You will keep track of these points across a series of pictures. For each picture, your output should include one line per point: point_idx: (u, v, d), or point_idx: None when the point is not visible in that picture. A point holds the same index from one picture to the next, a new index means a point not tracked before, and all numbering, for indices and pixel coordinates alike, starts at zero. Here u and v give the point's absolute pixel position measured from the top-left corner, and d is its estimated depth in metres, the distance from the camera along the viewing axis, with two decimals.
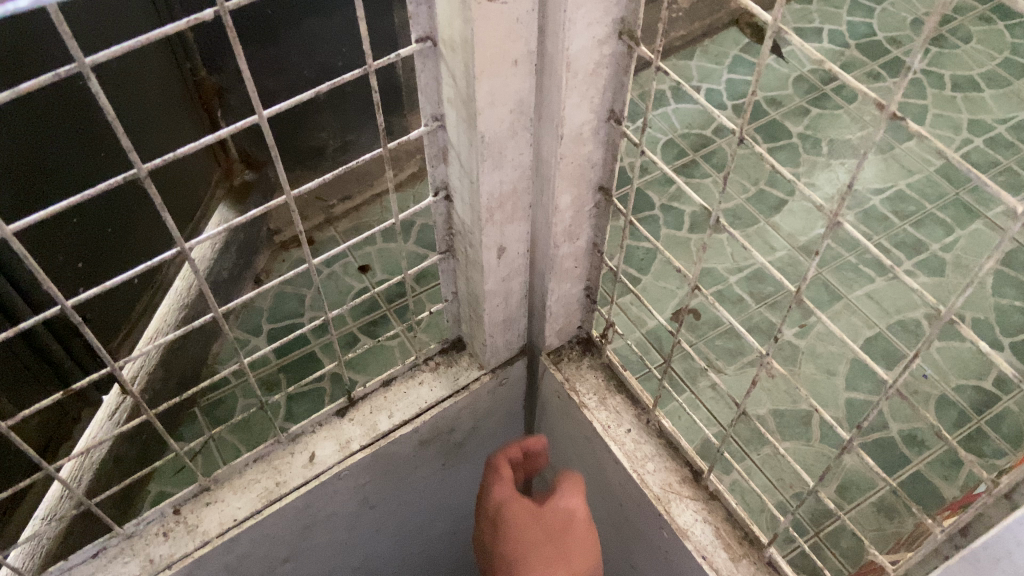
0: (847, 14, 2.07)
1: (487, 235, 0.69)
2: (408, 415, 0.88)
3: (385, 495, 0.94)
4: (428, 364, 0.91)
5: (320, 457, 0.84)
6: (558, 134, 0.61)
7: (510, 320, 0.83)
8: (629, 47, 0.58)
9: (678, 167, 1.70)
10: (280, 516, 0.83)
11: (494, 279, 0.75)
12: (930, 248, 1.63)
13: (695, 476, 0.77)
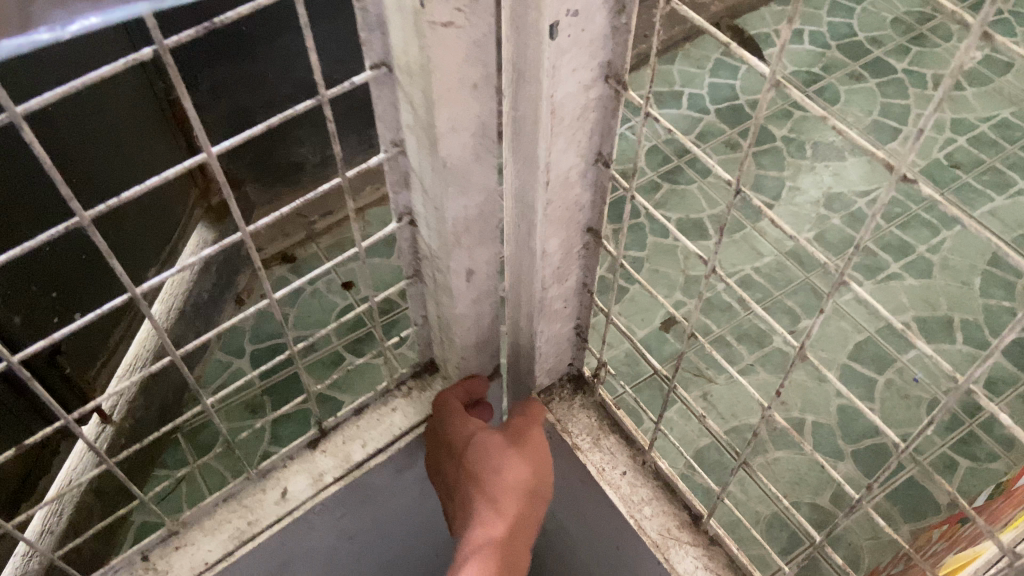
0: (828, 14, 2.06)
1: (454, 260, 0.66)
2: (382, 444, 0.84)
3: (364, 521, 0.92)
4: (401, 391, 0.88)
5: (291, 493, 0.81)
6: (543, 178, 0.55)
7: (486, 341, 0.79)
8: (617, 90, 0.52)
9: (663, 173, 1.69)
10: (253, 554, 0.80)
11: (466, 301, 0.72)
12: (917, 250, 1.62)
13: (694, 519, 0.69)
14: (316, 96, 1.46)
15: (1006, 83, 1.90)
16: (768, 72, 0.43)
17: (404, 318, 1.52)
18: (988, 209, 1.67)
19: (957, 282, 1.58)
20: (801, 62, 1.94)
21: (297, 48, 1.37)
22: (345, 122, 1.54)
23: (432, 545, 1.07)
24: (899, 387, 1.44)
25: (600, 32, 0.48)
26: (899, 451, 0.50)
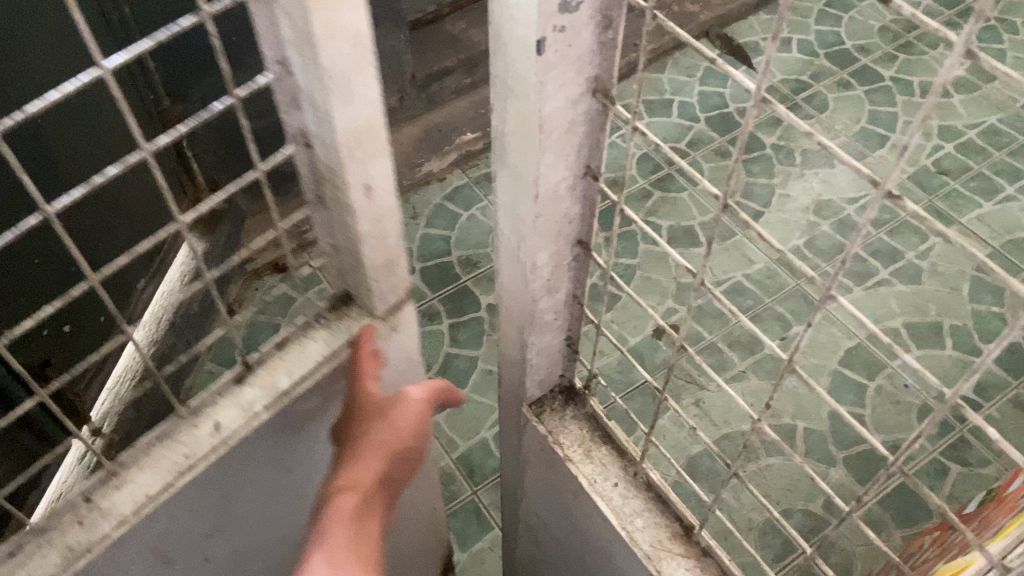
0: (816, 23, 2.07)
1: (349, 174, 0.57)
2: (307, 371, 0.66)
3: (309, 459, 0.74)
4: (320, 321, 0.69)
5: (220, 424, 0.64)
6: (533, 193, 0.54)
7: (398, 265, 0.67)
8: (604, 105, 0.52)
9: (654, 181, 1.69)
10: (193, 492, 0.64)
11: (367, 220, 0.61)
12: (906, 256, 1.63)
13: (686, 531, 0.66)
14: None
15: (993, 89, 1.91)
16: (754, 91, 0.43)
17: None
18: (976, 215, 1.68)
19: (946, 287, 1.59)
20: (790, 70, 1.95)
21: None
22: None
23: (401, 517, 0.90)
24: (890, 393, 1.44)
25: (588, 48, 0.48)
26: (890, 462, 0.48)
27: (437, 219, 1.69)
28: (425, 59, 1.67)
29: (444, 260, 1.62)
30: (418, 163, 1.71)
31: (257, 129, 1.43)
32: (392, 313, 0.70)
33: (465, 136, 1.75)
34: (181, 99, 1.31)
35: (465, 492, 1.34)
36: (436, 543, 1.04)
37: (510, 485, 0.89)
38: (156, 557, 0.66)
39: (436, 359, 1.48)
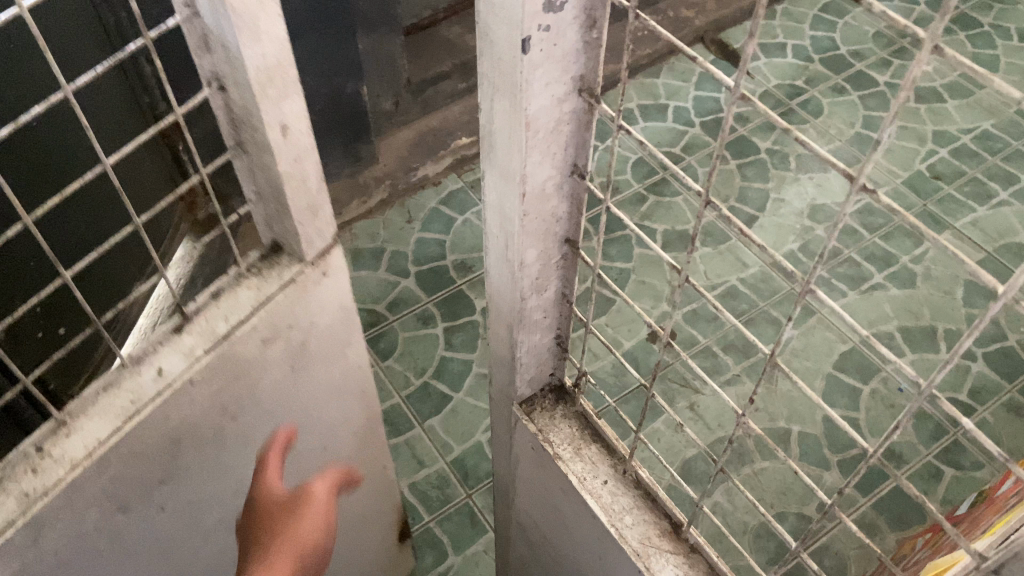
0: (811, 28, 2.08)
1: (264, 112, 0.57)
2: (244, 314, 0.64)
3: (257, 406, 0.70)
4: (250, 271, 0.66)
5: (164, 370, 0.60)
6: (521, 192, 0.55)
7: (322, 208, 0.66)
8: (589, 104, 0.52)
9: (648, 186, 1.70)
10: (141, 442, 0.59)
11: (287, 160, 0.61)
12: (900, 261, 1.63)
13: (675, 528, 0.67)
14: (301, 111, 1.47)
15: (986, 95, 1.92)
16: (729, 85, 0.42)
17: (392, 331, 1.52)
18: (969, 219, 1.69)
19: (939, 291, 1.59)
20: (784, 75, 1.96)
21: None
22: (329, 137, 1.55)
23: (339, 469, 0.87)
24: (884, 396, 1.45)
25: (572, 48, 0.48)
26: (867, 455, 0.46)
27: (432, 223, 1.70)
28: (421, 64, 1.69)
29: (439, 264, 1.62)
30: (413, 168, 1.72)
31: None
32: (322, 258, 0.68)
33: (461, 141, 1.76)
34: (177, 103, 1.32)
35: (459, 496, 1.34)
36: (380, 504, 1.01)
37: (502, 484, 0.89)
38: (110, 505, 0.60)
39: (431, 362, 1.48)
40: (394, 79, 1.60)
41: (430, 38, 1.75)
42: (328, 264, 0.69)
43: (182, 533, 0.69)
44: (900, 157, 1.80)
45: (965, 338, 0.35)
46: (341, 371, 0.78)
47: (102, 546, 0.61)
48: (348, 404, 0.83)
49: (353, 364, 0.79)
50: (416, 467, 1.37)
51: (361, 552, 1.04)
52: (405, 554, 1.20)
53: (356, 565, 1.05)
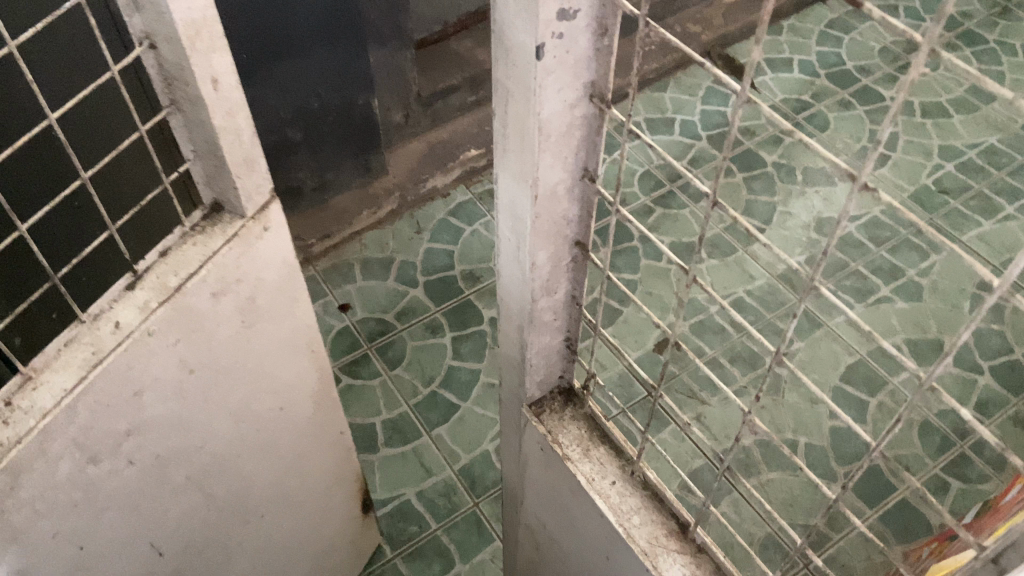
0: (817, 44, 2.10)
1: (196, 66, 0.58)
2: (195, 267, 0.64)
3: (215, 360, 0.70)
4: (195, 229, 0.66)
5: (121, 323, 0.61)
6: (533, 193, 0.56)
7: (259, 162, 0.67)
8: (600, 109, 0.54)
9: (655, 198, 1.71)
10: (105, 393, 0.60)
11: (220, 113, 0.62)
12: (907, 274, 1.64)
13: (682, 528, 0.68)
14: (313, 121, 1.49)
15: (992, 110, 1.94)
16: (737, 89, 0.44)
17: (400, 340, 1.54)
18: (976, 234, 1.69)
19: (946, 304, 1.60)
20: (790, 89, 1.98)
21: (295, 77, 1.41)
22: (340, 148, 1.57)
23: (299, 430, 0.88)
24: (891, 409, 1.45)
25: (585, 55, 0.50)
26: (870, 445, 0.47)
27: (440, 233, 1.71)
28: (431, 77, 1.70)
29: (448, 274, 1.64)
30: (423, 179, 1.74)
31: (264, 143, 1.46)
32: (264, 211, 0.68)
33: (469, 153, 1.78)
34: None
35: (466, 504, 1.35)
36: (346, 469, 1.01)
37: (511, 487, 0.90)
38: (82, 455, 0.60)
39: (438, 372, 1.50)
40: (406, 90, 1.62)
41: (439, 52, 1.77)
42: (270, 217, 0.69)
43: (152, 488, 0.70)
44: (906, 170, 1.81)
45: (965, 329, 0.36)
46: (296, 329, 0.79)
47: (77, 497, 0.61)
48: (306, 363, 0.83)
49: (306, 322, 0.79)
50: (423, 475, 1.38)
51: (330, 519, 1.05)
52: (370, 528, 1.20)
53: (324, 531, 1.05)
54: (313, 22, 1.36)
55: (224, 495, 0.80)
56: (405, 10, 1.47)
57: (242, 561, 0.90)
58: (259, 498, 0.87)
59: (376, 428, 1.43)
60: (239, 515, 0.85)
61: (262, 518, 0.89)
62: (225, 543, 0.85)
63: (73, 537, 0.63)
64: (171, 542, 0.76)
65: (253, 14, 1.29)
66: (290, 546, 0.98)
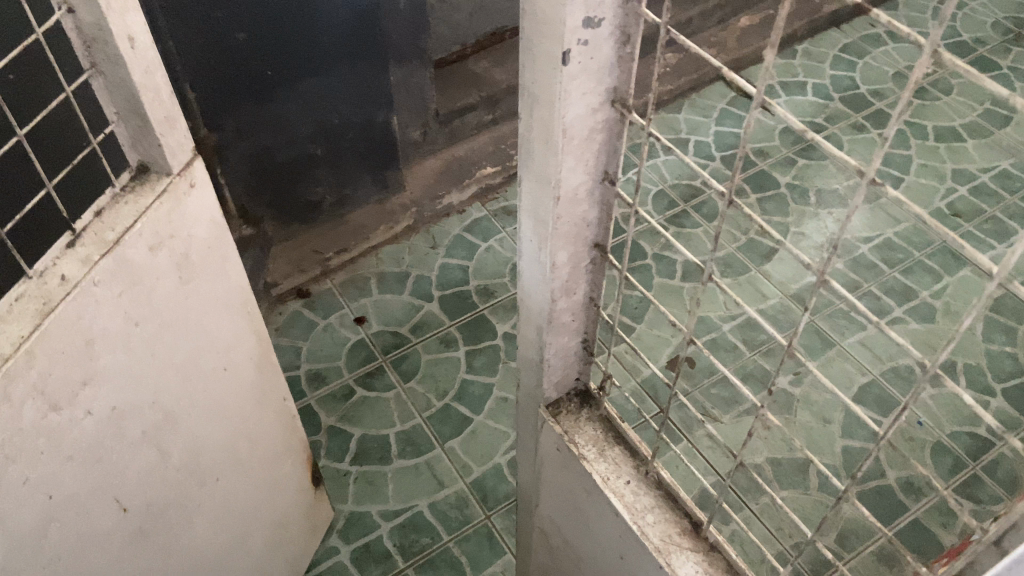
0: (831, 68, 2.12)
1: (112, 24, 0.61)
2: (132, 221, 0.67)
3: (157, 314, 0.72)
4: (124, 189, 0.69)
5: (66, 275, 0.63)
6: (555, 195, 0.58)
7: (178, 120, 0.69)
8: (621, 114, 0.56)
9: (669, 217, 1.73)
10: (61, 340, 0.62)
11: (139, 71, 0.64)
12: (920, 295, 1.64)
13: (695, 527, 0.69)
14: (332, 138, 1.52)
15: (1005, 135, 1.95)
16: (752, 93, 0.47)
17: (414, 353, 1.56)
18: (989, 256, 1.70)
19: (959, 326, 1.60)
20: (804, 112, 2.00)
21: (317, 94, 1.44)
22: (359, 162, 1.60)
23: (243, 392, 0.90)
24: (904, 429, 1.44)
25: (606, 62, 0.52)
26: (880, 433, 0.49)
27: (455, 249, 1.73)
28: (449, 96, 1.75)
29: (462, 289, 1.65)
30: (439, 195, 1.76)
31: (284, 157, 1.49)
32: (187, 168, 0.72)
33: (484, 170, 1.80)
34: (217, 128, 1.37)
35: (478, 516, 1.36)
36: (289, 436, 1.03)
37: (527, 492, 0.92)
38: (43, 402, 0.62)
39: (452, 385, 1.51)
40: (423, 110, 1.66)
41: (457, 72, 1.81)
42: (192, 175, 0.72)
43: (111, 441, 0.71)
44: (919, 193, 1.82)
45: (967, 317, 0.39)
46: (227, 286, 0.81)
47: (43, 445, 0.63)
48: (241, 322, 0.85)
49: (236, 279, 0.82)
50: (436, 487, 1.39)
51: (282, 489, 1.06)
52: (322, 503, 1.24)
53: (279, 501, 1.07)
54: (337, 42, 1.40)
55: (179, 455, 0.82)
56: (425, 29, 1.52)
57: (206, 529, 0.90)
58: (214, 461, 0.88)
59: (389, 439, 1.44)
60: (196, 478, 0.86)
61: (218, 482, 0.90)
62: (187, 507, 0.86)
63: (42, 486, 0.64)
64: (134, 501, 0.77)
65: (283, 36, 1.34)
66: (247, 515, 0.99)
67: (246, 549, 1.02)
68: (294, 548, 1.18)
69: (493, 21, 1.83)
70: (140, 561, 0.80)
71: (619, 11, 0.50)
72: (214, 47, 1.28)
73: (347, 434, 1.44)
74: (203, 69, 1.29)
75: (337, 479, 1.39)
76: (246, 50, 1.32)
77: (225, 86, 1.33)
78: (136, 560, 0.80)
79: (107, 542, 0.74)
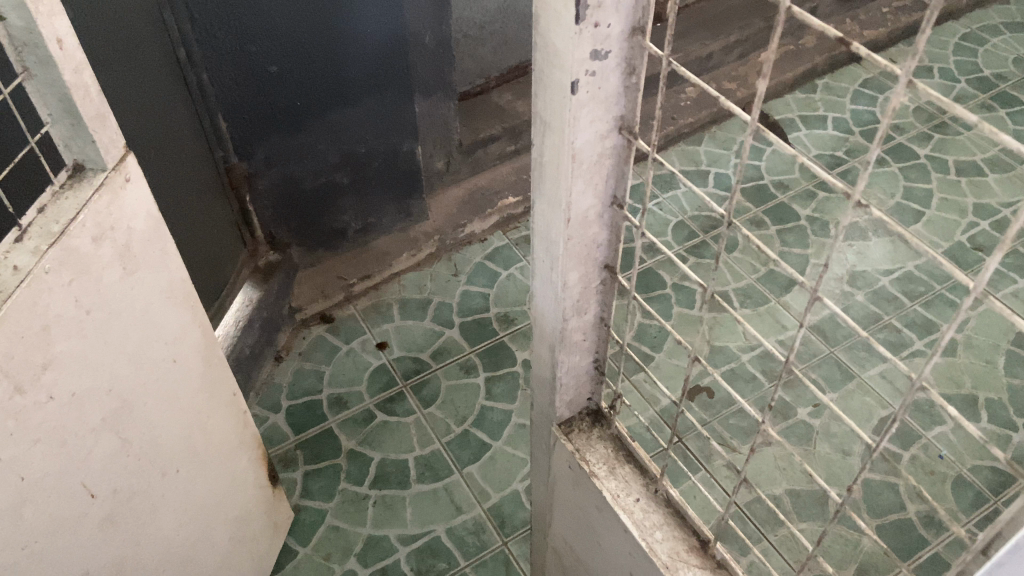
0: (851, 102, 2.14)
1: (42, 27, 0.65)
2: (75, 213, 0.70)
3: (105, 302, 0.75)
4: (64, 187, 0.72)
5: (18, 265, 0.66)
6: (566, 217, 0.61)
7: (109, 117, 0.73)
8: (628, 140, 0.58)
9: (688, 248, 1.74)
10: (18, 325, 0.65)
11: (69, 70, 0.68)
12: (940, 328, 1.63)
13: (702, 544, 0.70)
14: (358, 166, 1.56)
15: None
16: (749, 119, 0.51)
17: (434, 379, 1.58)
18: (1011, 290, 1.69)
19: (980, 360, 1.59)
20: (824, 145, 2.01)
21: (345, 124, 1.48)
22: (385, 191, 1.64)
23: (193, 383, 0.92)
24: (924, 462, 1.42)
25: (614, 91, 0.55)
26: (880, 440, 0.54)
27: (477, 276, 1.75)
28: (472, 127, 1.78)
29: (482, 316, 1.68)
30: (460, 224, 1.79)
31: (312, 186, 1.54)
32: (121, 164, 0.76)
33: (507, 200, 1.83)
34: (247, 157, 1.44)
35: (495, 543, 1.36)
36: (242, 434, 1.06)
37: (540, 510, 0.93)
38: (7, 384, 0.65)
39: (471, 411, 1.52)
40: (446, 139, 1.70)
41: (480, 104, 1.84)
42: (126, 169, 0.76)
43: (75, 425, 0.73)
44: (940, 227, 1.82)
45: (949, 328, 0.45)
46: (169, 278, 0.84)
47: (11, 426, 0.65)
48: (186, 314, 0.88)
49: (178, 272, 0.86)
50: (453, 512, 1.40)
51: (240, 483, 1.08)
52: (280, 500, 1.26)
53: (238, 497, 1.09)
54: (366, 75, 1.43)
55: (139, 444, 0.84)
56: (450, 63, 1.56)
57: (169, 520, 0.92)
58: (172, 452, 0.90)
59: (408, 464, 1.46)
60: (157, 468, 0.88)
61: (178, 473, 0.92)
62: (151, 496, 0.88)
63: (13, 468, 0.66)
64: (101, 487, 0.79)
65: (310, 72, 1.38)
66: (209, 507, 1.01)
67: (210, 546, 1.03)
68: (258, 545, 1.20)
69: (515, 55, 1.88)
70: (112, 548, 0.82)
71: (625, 44, 0.52)
72: (246, 78, 1.33)
73: (365, 459, 1.46)
74: (235, 103, 1.35)
75: (356, 503, 1.41)
76: (276, 83, 1.36)
77: (252, 116, 1.38)
78: (108, 549, 0.81)
79: (79, 527, 0.76)
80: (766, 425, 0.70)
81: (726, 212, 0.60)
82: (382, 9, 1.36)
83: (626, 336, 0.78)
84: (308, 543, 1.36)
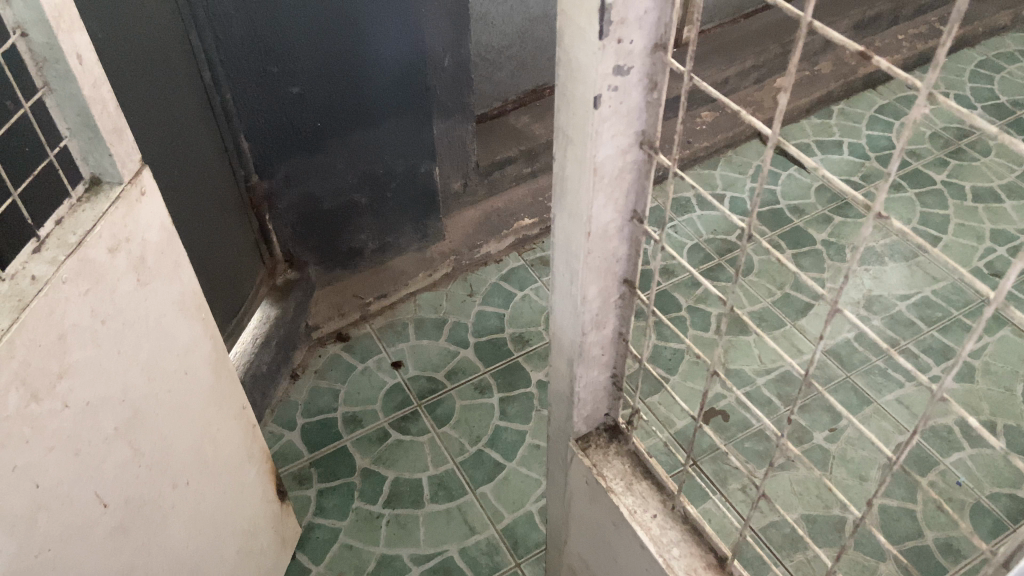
0: (867, 128, 2.14)
1: (62, 42, 0.66)
2: (92, 224, 0.72)
3: (120, 312, 0.76)
4: (81, 200, 0.74)
5: (37, 275, 0.67)
6: (586, 230, 0.61)
7: (126, 131, 0.75)
8: (649, 155, 0.59)
9: (703, 270, 1.74)
10: (37, 333, 0.66)
11: (88, 84, 0.70)
12: (958, 354, 1.62)
13: (720, 562, 0.70)
14: (377, 186, 1.58)
15: None
16: (768, 135, 0.52)
17: (449, 399, 1.58)
18: None
19: (999, 386, 1.57)
20: (840, 170, 2.01)
21: (365, 144, 1.50)
22: (402, 211, 1.66)
23: (203, 396, 0.93)
24: (942, 489, 1.41)
25: (636, 106, 0.56)
26: (902, 447, 0.55)
27: (492, 296, 1.76)
28: (490, 149, 1.79)
29: (497, 336, 1.68)
30: (477, 245, 1.80)
31: (330, 206, 1.56)
32: (137, 177, 0.77)
33: (523, 222, 1.84)
34: (268, 176, 1.46)
35: (508, 563, 1.36)
36: (251, 446, 1.07)
37: (556, 527, 0.93)
38: (25, 391, 0.66)
39: (485, 431, 1.53)
40: (464, 162, 1.71)
41: (498, 126, 1.85)
42: (141, 182, 0.78)
43: (89, 433, 0.74)
44: (957, 252, 1.81)
45: (969, 341, 0.45)
46: (181, 291, 0.86)
47: (27, 433, 0.66)
48: (198, 326, 0.90)
49: (189, 285, 0.87)
50: (467, 533, 1.39)
51: (249, 496, 1.08)
52: (289, 516, 1.26)
53: (247, 510, 1.09)
54: (385, 96, 1.45)
55: (150, 453, 0.85)
56: (469, 86, 1.57)
57: (179, 531, 0.93)
58: (182, 463, 0.91)
59: (422, 483, 1.46)
60: (167, 477, 0.88)
61: (189, 483, 0.93)
62: (161, 506, 0.88)
63: (28, 475, 0.67)
64: (113, 496, 0.79)
65: (328, 90, 1.40)
66: (218, 519, 1.01)
67: (219, 558, 1.04)
68: (265, 561, 1.20)
69: (533, 79, 1.90)
70: (122, 557, 0.82)
71: (647, 60, 0.53)
72: (269, 98, 1.36)
73: (379, 477, 1.46)
74: (257, 123, 1.38)
75: (369, 522, 1.41)
76: (297, 103, 1.39)
77: (273, 136, 1.41)
78: (119, 557, 0.82)
79: (91, 535, 0.77)
80: (783, 443, 0.70)
81: (746, 226, 0.60)
82: (399, 32, 1.38)
83: (642, 352, 0.79)
84: (321, 561, 1.36)
